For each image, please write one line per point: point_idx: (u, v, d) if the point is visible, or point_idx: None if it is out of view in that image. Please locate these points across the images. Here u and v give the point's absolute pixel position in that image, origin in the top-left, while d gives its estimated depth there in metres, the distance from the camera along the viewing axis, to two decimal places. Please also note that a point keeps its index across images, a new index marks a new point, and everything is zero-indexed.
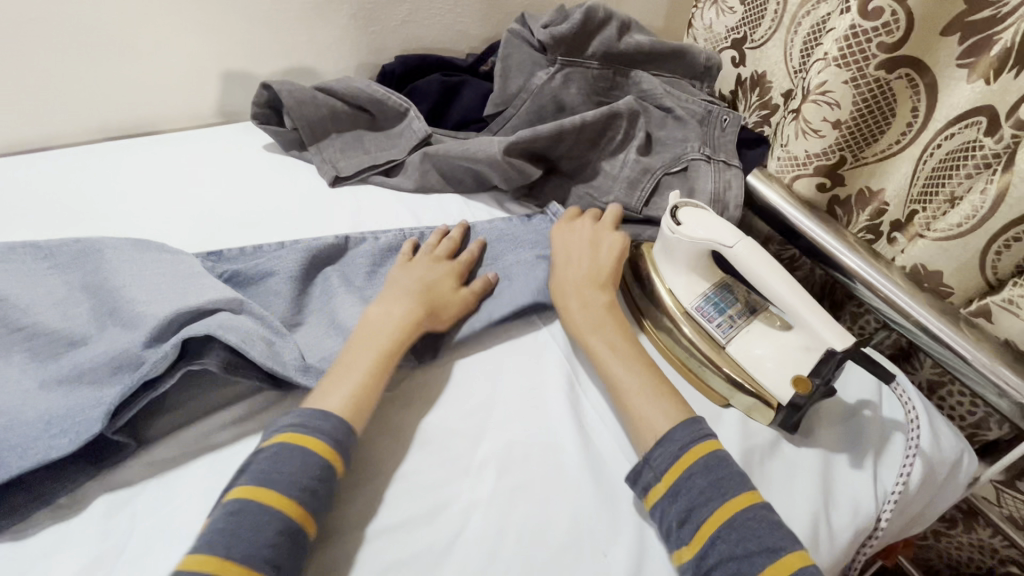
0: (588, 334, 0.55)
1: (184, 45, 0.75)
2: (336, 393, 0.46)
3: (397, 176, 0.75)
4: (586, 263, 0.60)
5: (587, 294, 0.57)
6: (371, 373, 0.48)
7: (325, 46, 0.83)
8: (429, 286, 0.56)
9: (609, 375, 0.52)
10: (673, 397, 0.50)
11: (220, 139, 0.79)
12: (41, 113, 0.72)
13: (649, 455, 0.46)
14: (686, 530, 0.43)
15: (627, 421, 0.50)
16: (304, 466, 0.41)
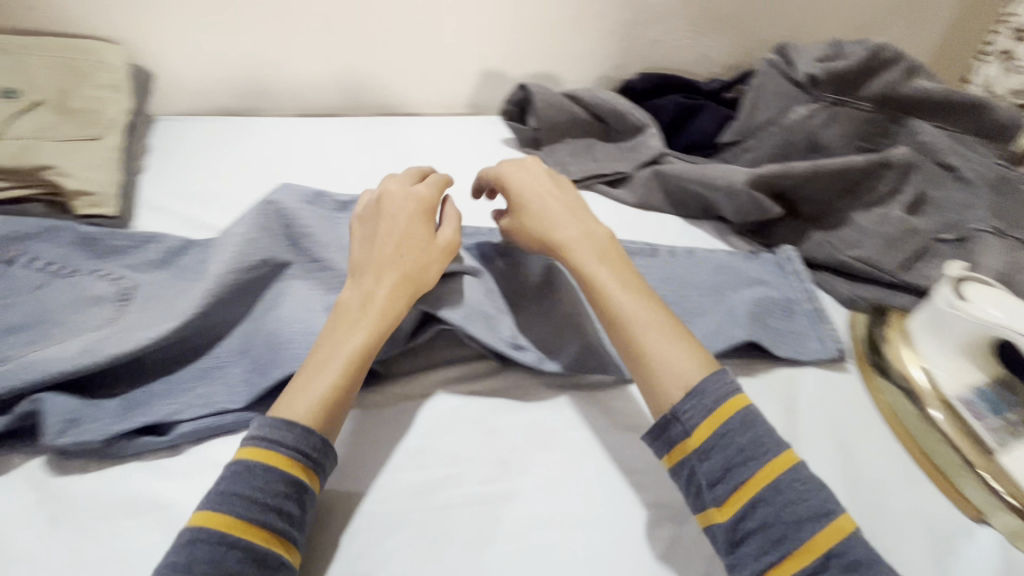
0: (592, 271, 0.52)
1: (461, 39, 0.83)
2: (305, 397, 0.43)
3: (621, 189, 0.76)
4: (552, 202, 0.58)
5: (584, 230, 0.55)
6: (342, 370, 0.45)
7: (576, 57, 0.88)
8: (398, 245, 0.51)
9: (616, 316, 0.49)
10: (690, 341, 0.47)
11: (466, 128, 0.87)
12: (337, 86, 0.85)
13: (677, 409, 0.43)
14: (719, 491, 0.40)
15: (647, 375, 0.46)
16: (272, 486, 0.39)
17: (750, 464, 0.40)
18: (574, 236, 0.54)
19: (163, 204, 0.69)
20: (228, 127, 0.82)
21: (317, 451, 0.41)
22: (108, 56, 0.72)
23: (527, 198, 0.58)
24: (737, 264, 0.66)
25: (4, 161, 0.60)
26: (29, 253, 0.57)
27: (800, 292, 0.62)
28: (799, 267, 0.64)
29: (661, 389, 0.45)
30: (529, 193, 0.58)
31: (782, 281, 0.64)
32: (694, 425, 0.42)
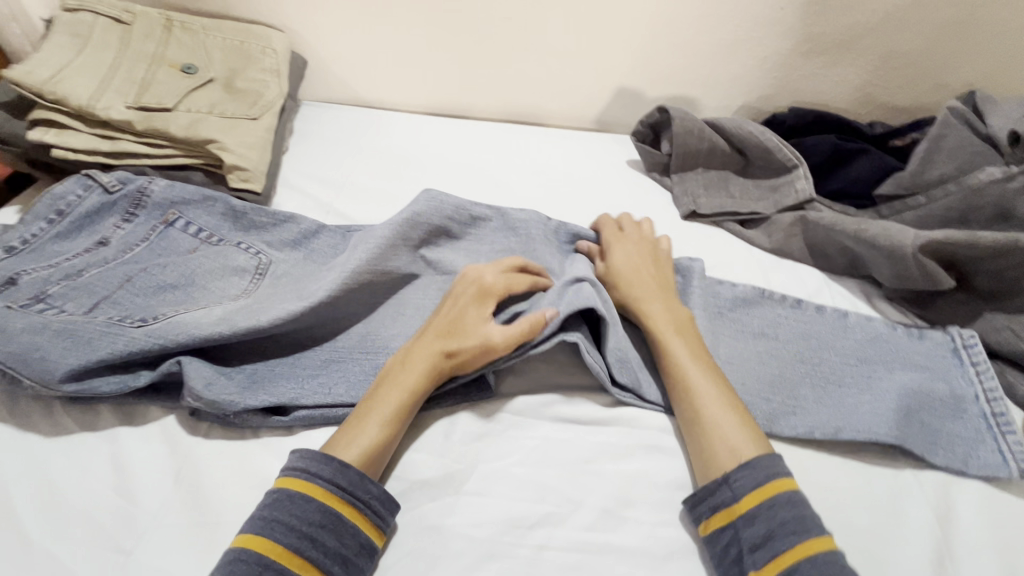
0: (671, 338, 0.52)
1: (604, 52, 0.80)
2: (350, 441, 0.43)
3: (753, 230, 0.71)
4: (643, 265, 0.58)
5: (660, 297, 0.55)
6: (385, 419, 0.45)
7: (720, 83, 0.83)
8: (454, 320, 0.50)
9: (685, 386, 0.48)
10: (747, 422, 0.46)
11: (593, 143, 0.85)
12: (472, 89, 0.86)
13: (730, 476, 0.43)
14: (757, 556, 0.39)
15: (703, 450, 0.45)
16: (308, 515, 0.40)
17: (792, 536, 0.39)
18: (656, 309, 0.54)
19: (300, 185, 0.73)
20: (366, 117, 0.85)
21: (356, 485, 0.41)
22: (274, 41, 0.76)
23: (622, 261, 0.58)
24: (892, 340, 0.58)
25: (176, 131, 0.65)
26: (186, 219, 0.62)
27: (975, 387, 0.53)
28: (980, 358, 0.55)
29: (717, 460, 0.44)
30: (620, 253, 0.59)
31: (947, 370, 0.55)
32: (742, 493, 0.42)
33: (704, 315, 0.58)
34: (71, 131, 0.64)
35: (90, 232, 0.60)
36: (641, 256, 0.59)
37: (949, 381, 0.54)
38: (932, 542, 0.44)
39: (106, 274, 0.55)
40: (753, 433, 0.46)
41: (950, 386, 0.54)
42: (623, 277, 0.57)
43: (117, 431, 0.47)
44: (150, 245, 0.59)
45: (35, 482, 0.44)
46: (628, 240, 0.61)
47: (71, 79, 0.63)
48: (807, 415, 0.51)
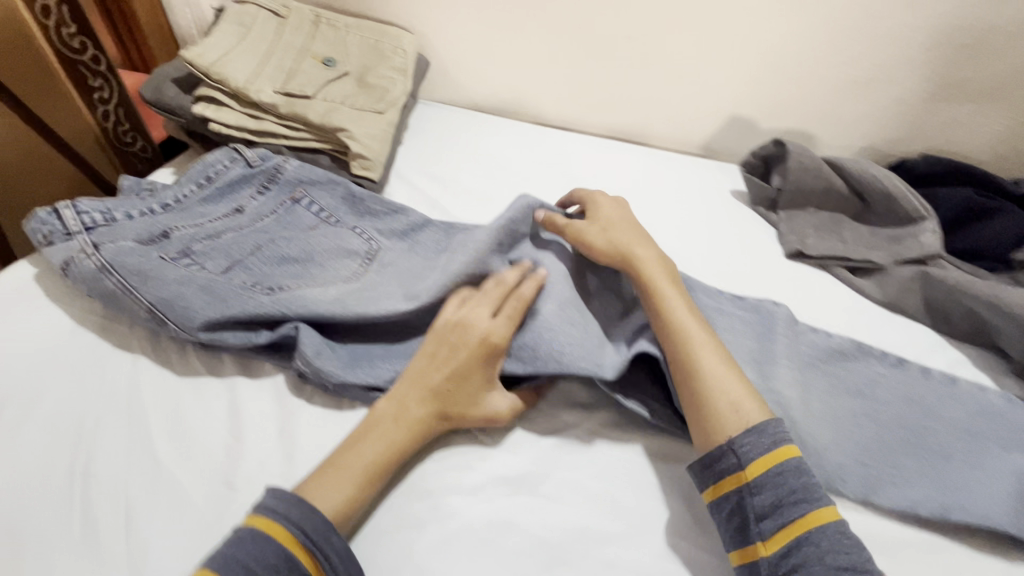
0: (663, 289, 0.53)
1: (722, 77, 0.79)
2: (334, 487, 0.43)
3: (864, 280, 0.67)
4: (632, 223, 0.60)
5: (651, 248, 0.57)
6: (385, 444, 0.46)
7: (844, 121, 0.79)
8: (455, 378, 0.49)
9: (680, 338, 0.50)
10: (746, 383, 0.48)
11: (695, 168, 0.83)
12: (581, 103, 0.87)
13: (735, 442, 0.44)
14: (765, 526, 0.42)
15: (702, 410, 0.47)
16: (265, 556, 0.38)
17: (801, 505, 0.41)
18: (651, 260, 0.55)
19: (410, 179, 0.77)
20: (476, 120, 0.88)
21: (320, 533, 0.40)
22: (405, 43, 0.81)
23: (609, 215, 0.59)
24: (1010, 416, 0.54)
25: (313, 117, 0.71)
26: (310, 198, 0.67)
27: None
28: None
29: (719, 422, 0.46)
30: (611, 212, 0.60)
31: None
32: (749, 461, 0.44)
33: (791, 368, 0.56)
34: (226, 109, 0.71)
35: (229, 197, 0.67)
36: (626, 215, 0.61)
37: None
38: None
39: (239, 239, 0.61)
40: (756, 395, 0.48)
41: None
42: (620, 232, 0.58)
43: (235, 380, 0.52)
44: (277, 217, 0.65)
45: (166, 414, 0.50)
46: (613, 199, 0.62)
47: (233, 63, 0.71)
48: (903, 485, 0.49)
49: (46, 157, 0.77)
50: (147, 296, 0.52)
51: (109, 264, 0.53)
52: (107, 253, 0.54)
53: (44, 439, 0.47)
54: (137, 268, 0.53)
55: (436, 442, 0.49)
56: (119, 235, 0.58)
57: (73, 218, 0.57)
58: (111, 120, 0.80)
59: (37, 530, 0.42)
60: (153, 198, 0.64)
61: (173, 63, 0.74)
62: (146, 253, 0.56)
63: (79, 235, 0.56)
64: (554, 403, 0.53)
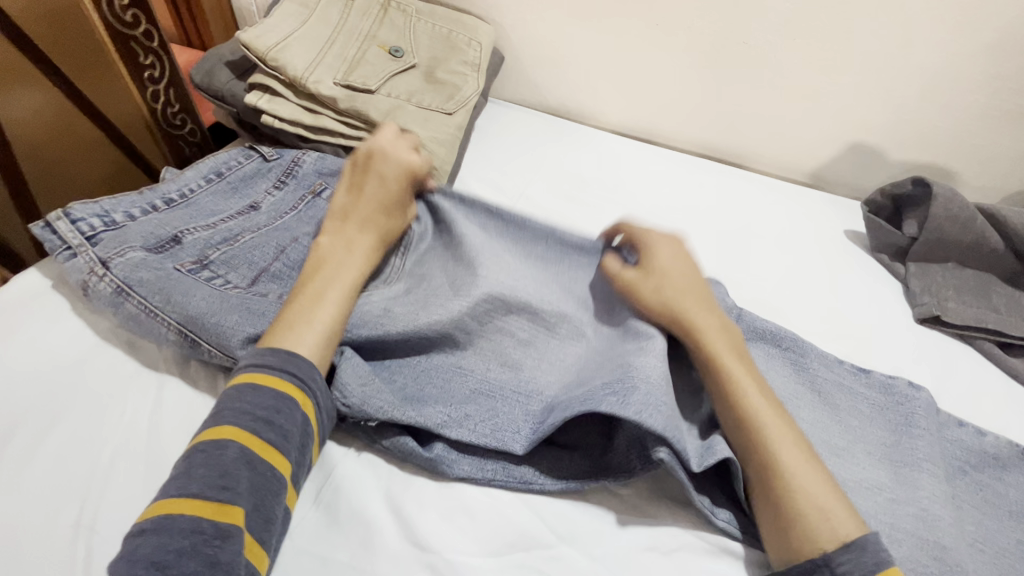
0: (725, 357, 0.44)
1: (849, 97, 0.67)
2: (306, 327, 0.42)
3: (1019, 360, 0.55)
4: (689, 266, 0.50)
5: (712, 310, 0.48)
6: (350, 283, 0.46)
7: (995, 159, 0.66)
8: (382, 202, 0.52)
9: (749, 422, 0.41)
10: (834, 484, 0.39)
11: (803, 200, 0.72)
12: (672, 115, 0.76)
13: (832, 557, 0.35)
14: None
15: (787, 517, 0.38)
16: (260, 401, 0.37)
17: None
18: (711, 325, 0.46)
19: (475, 190, 0.69)
20: (550, 126, 0.79)
21: (304, 371, 0.40)
22: (480, 35, 0.72)
23: (664, 262, 0.50)
24: None
25: (375, 115, 0.63)
26: (331, 190, 0.61)
27: None
28: None
29: (805, 532, 0.37)
30: (661, 252, 0.51)
31: None
32: None
33: (938, 477, 0.44)
34: (281, 99, 0.64)
35: (245, 193, 0.60)
36: (681, 256, 0.51)
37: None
38: None
39: (259, 240, 0.55)
40: (843, 497, 0.39)
41: None
42: (680, 286, 0.49)
43: None
44: (298, 213, 0.58)
45: (182, 458, 0.43)
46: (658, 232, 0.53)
47: (292, 48, 0.63)
48: None
49: (95, 144, 0.72)
50: (172, 317, 0.46)
51: (125, 283, 0.48)
52: (120, 271, 0.48)
53: (54, 482, 0.41)
54: (153, 284, 0.47)
55: (501, 528, 0.41)
56: (125, 241, 0.51)
57: (70, 229, 0.50)
58: (160, 101, 0.76)
59: None
60: (152, 192, 0.57)
61: (229, 45, 0.67)
62: (161, 263, 0.49)
63: (85, 251, 0.50)
64: (641, 493, 0.44)
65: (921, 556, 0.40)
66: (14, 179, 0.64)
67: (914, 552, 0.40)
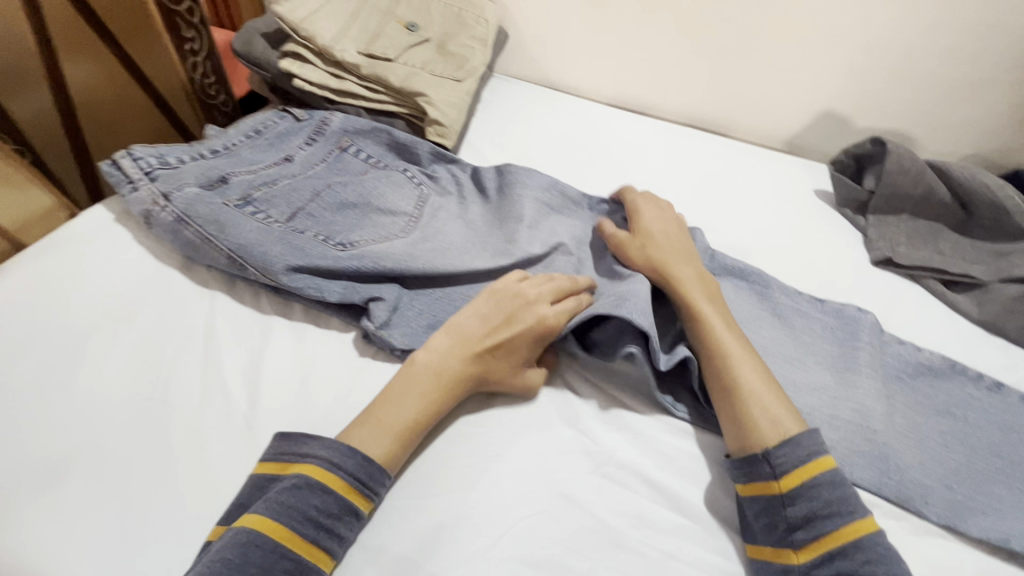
0: (699, 299, 0.52)
1: (819, 70, 0.74)
2: (371, 430, 0.43)
3: (959, 295, 0.62)
4: (676, 237, 0.59)
5: (690, 264, 0.56)
6: (427, 399, 0.45)
7: (951, 125, 0.73)
8: (501, 339, 0.48)
9: (714, 344, 0.49)
10: (784, 395, 0.46)
11: (778, 164, 0.79)
12: (660, 89, 0.84)
13: (770, 452, 0.43)
14: (796, 537, 0.40)
15: (738, 416, 0.45)
16: (325, 505, 0.39)
17: (835, 518, 0.40)
18: (689, 276, 0.54)
19: (481, 151, 0.77)
20: (550, 98, 0.87)
21: (374, 478, 0.41)
22: (487, 13, 0.80)
23: (651, 226, 0.59)
24: None
25: (394, 80, 0.71)
26: (357, 146, 0.69)
27: None
28: None
29: (754, 432, 0.44)
30: (653, 221, 0.60)
31: None
32: (784, 473, 0.42)
33: (875, 379, 0.52)
34: (311, 66, 0.72)
35: (280, 147, 0.68)
36: (669, 225, 0.60)
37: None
38: None
39: (296, 186, 0.62)
40: (787, 402, 0.46)
41: None
42: (665, 244, 0.57)
43: (304, 328, 0.54)
44: (327, 165, 0.66)
45: (229, 356, 0.51)
46: (652, 206, 0.62)
47: (321, 21, 0.72)
48: (993, 513, 0.45)
49: (140, 107, 0.80)
50: (223, 243, 0.54)
51: (185, 214, 0.56)
52: (179, 204, 0.56)
53: (126, 367, 0.50)
54: (208, 216, 0.55)
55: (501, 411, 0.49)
56: (181, 179, 0.59)
57: (132, 165, 0.59)
58: (199, 72, 0.84)
59: (116, 455, 0.44)
60: (201, 145, 0.65)
61: (264, 19, 0.75)
62: (212, 199, 0.57)
63: (145, 186, 0.58)
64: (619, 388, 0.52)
65: (851, 436, 0.48)
66: (70, 128, 0.73)
67: (846, 433, 0.48)
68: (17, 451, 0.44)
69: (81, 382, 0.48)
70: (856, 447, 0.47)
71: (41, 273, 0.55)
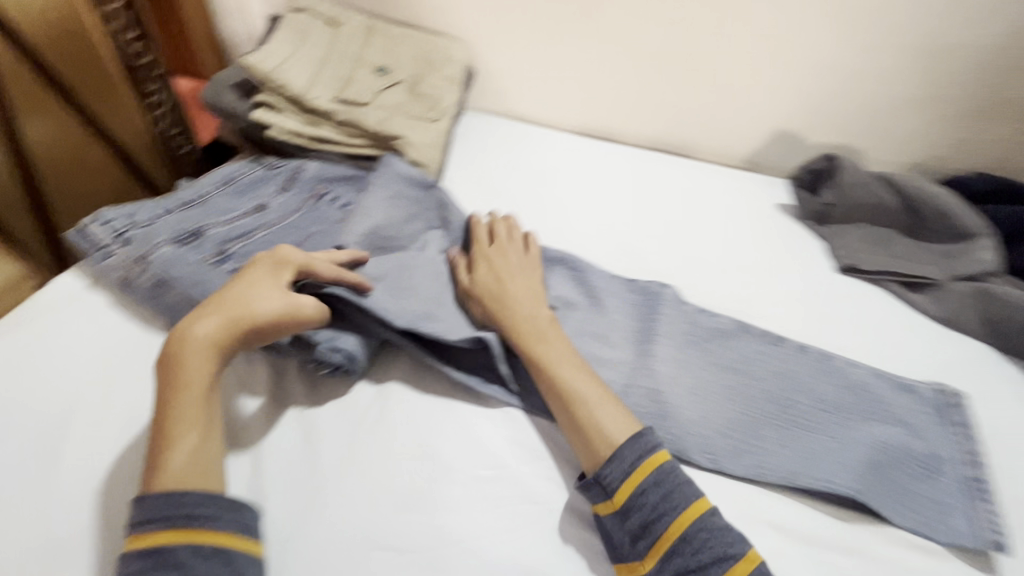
0: (537, 345, 0.53)
1: (772, 92, 0.79)
2: (160, 457, 0.42)
3: (920, 295, 0.67)
4: (499, 262, 0.60)
5: (516, 280, 0.59)
6: (200, 387, 0.44)
7: (892, 138, 0.80)
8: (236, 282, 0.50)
9: (570, 408, 0.49)
10: (625, 410, 0.49)
11: (741, 181, 0.83)
12: (624, 116, 0.88)
13: (601, 475, 0.46)
14: (641, 545, 0.44)
15: (587, 448, 0.47)
16: (148, 563, 0.38)
17: (672, 516, 0.44)
18: (529, 321, 0.55)
19: (460, 188, 0.78)
20: (519, 131, 0.89)
21: (182, 506, 0.39)
22: (454, 53, 0.82)
23: (492, 272, 0.59)
24: None
25: (369, 125, 0.72)
26: (332, 193, 0.69)
27: None
28: None
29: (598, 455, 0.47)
30: (499, 262, 0.60)
31: None
32: (615, 488, 0.45)
33: (804, 387, 0.56)
34: (284, 115, 0.72)
35: (253, 195, 0.68)
36: (516, 264, 0.61)
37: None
38: None
39: (273, 237, 0.62)
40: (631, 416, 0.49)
41: None
42: (497, 278, 0.58)
43: (299, 385, 0.53)
44: (303, 213, 0.66)
45: (228, 418, 0.50)
46: (486, 236, 0.63)
47: (291, 70, 0.72)
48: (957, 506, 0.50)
49: (103, 163, 0.78)
50: None
51: (165, 278, 0.55)
52: (157, 267, 0.55)
53: (118, 444, 0.48)
54: (188, 277, 0.55)
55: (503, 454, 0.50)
56: (154, 238, 0.58)
57: (103, 231, 0.58)
58: (164, 125, 0.84)
59: (117, 539, 0.43)
60: (170, 197, 0.64)
61: (232, 70, 0.75)
62: (188, 257, 0.56)
63: (119, 251, 0.57)
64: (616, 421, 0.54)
65: (828, 447, 0.52)
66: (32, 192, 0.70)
67: (822, 445, 0.52)
68: (11, 548, 0.42)
69: (69, 462, 0.46)
70: (837, 455, 0.51)
71: (15, 349, 0.53)
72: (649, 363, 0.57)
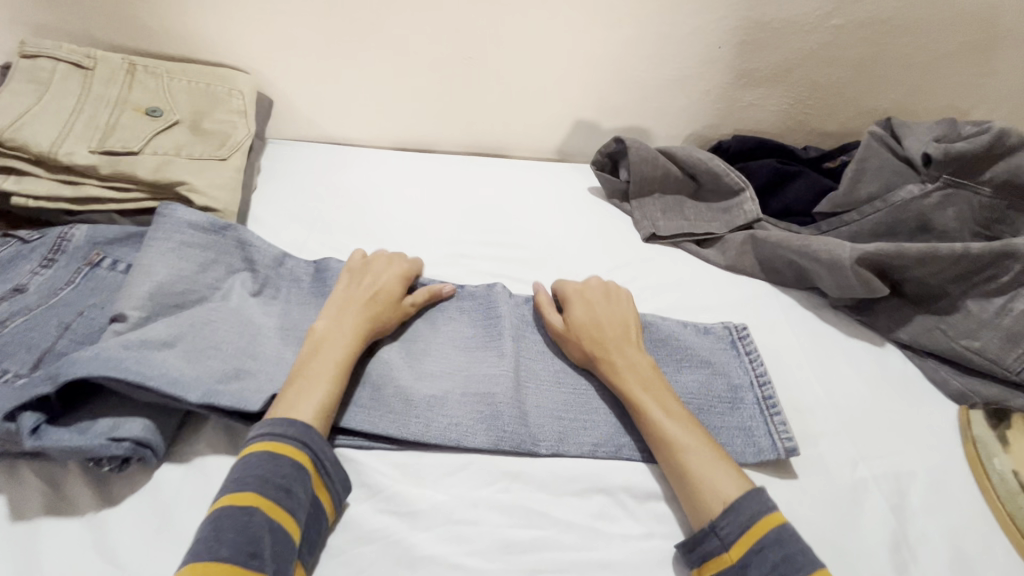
0: (643, 397, 0.54)
1: (563, 87, 0.85)
2: (304, 401, 0.49)
3: (709, 249, 0.76)
4: (588, 308, 0.62)
5: (604, 318, 0.61)
6: (332, 377, 0.51)
7: (671, 114, 0.90)
8: (372, 293, 0.60)
9: (671, 450, 0.51)
10: (728, 461, 0.50)
11: (555, 172, 0.89)
12: (436, 126, 0.89)
13: (715, 524, 0.46)
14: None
15: (693, 497, 0.48)
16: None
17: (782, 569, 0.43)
18: (625, 366, 0.56)
19: (272, 223, 0.74)
20: (334, 153, 0.86)
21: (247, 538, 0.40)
22: (240, 83, 0.77)
23: (582, 317, 0.61)
24: (825, 350, 0.65)
25: (143, 174, 0.65)
26: (111, 257, 0.61)
27: (887, 381, 0.63)
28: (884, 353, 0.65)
29: (704, 499, 0.47)
30: (583, 308, 0.62)
31: (874, 375, 0.63)
32: (731, 543, 0.45)
33: None
34: (33, 178, 0.63)
35: (6, 278, 0.58)
36: (608, 310, 0.62)
37: (877, 386, 0.62)
38: (878, 539, 0.50)
39: (35, 322, 0.53)
40: (738, 472, 0.49)
41: (880, 387, 0.62)
42: (586, 328, 0.60)
43: (87, 484, 0.47)
44: (76, 286, 0.57)
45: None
46: (607, 299, 0.63)
47: (32, 125, 0.63)
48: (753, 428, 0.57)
49: None
50: None
51: None
52: None
53: None
54: None
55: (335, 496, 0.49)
56: None
57: None
58: None
59: None
60: None
61: None
62: None
63: None
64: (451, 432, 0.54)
65: None
66: None
67: None
68: None
69: None
70: None
71: None
72: (483, 367, 0.58)
